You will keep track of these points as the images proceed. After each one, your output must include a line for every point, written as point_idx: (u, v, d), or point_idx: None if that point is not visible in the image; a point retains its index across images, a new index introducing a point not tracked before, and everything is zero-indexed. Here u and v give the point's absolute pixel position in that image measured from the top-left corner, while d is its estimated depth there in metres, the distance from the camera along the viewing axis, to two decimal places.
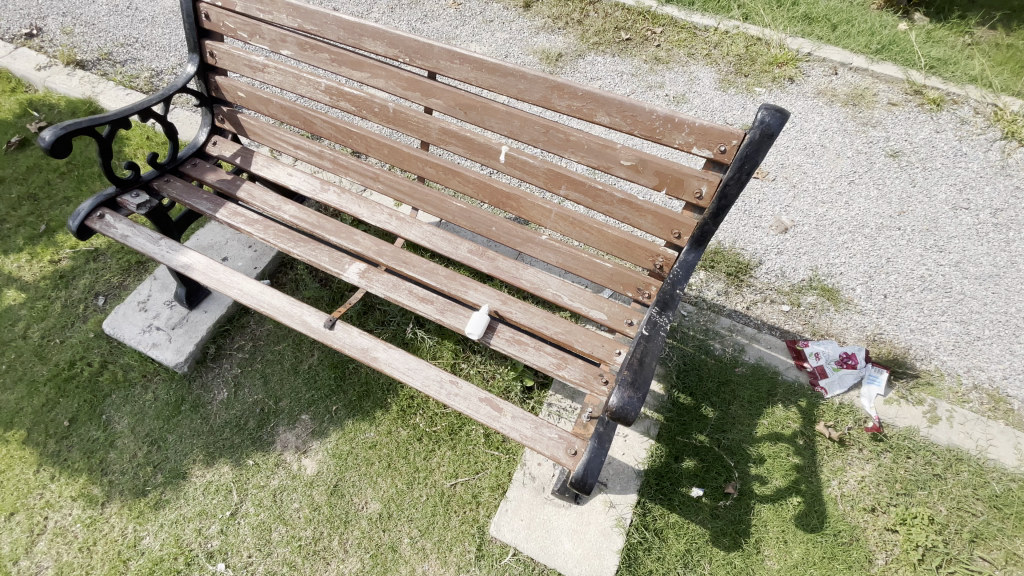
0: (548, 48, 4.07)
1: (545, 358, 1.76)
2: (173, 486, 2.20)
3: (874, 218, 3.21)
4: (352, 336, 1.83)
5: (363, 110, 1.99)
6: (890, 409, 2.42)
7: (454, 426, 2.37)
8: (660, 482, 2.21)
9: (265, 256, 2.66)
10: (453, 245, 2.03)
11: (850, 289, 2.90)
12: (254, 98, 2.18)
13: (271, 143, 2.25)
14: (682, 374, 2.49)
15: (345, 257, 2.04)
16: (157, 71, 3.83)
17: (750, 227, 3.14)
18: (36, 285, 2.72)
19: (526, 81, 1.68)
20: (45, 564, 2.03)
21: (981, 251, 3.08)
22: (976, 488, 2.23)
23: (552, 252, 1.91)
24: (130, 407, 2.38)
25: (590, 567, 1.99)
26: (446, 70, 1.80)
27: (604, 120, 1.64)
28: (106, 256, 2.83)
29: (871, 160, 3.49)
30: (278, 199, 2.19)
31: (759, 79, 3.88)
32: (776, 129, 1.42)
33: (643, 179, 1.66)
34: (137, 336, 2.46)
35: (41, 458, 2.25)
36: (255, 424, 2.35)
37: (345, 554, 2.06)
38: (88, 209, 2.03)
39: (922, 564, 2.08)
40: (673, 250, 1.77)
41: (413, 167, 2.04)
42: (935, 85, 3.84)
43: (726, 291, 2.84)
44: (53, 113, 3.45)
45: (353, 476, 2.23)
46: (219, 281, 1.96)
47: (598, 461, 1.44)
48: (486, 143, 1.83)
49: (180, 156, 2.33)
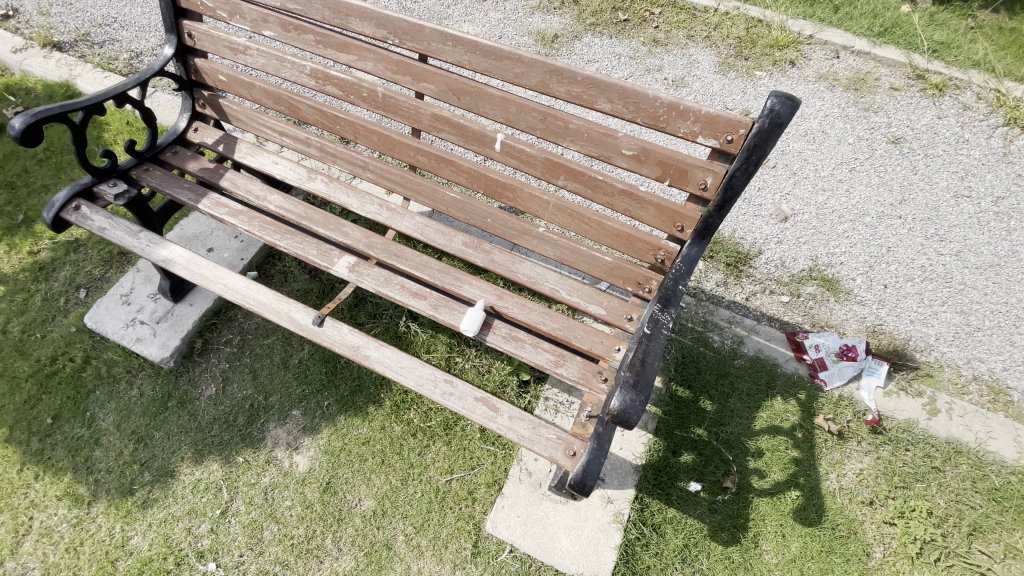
0: (543, 29, 3.93)
1: (543, 356, 1.71)
2: (161, 485, 2.15)
3: (875, 207, 3.16)
4: (341, 334, 1.77)
5: (351, 95, 1.90)
6: (890, 401, 2.40)
7: (449, 420, 2.32)
8: (657, 476, 2.18)
9: (251, 247, 2.57)
10: (447, 237, 1.96)
11: (850, 280, 2.86)
12: (235, 82, 2.07)
13: (255, 130, 2.15)
14: (680, 366, 2.45)
15: (334, 250, 1.96)
16: (137, 52, 3.67)
17: (750, 216, 3.08)
18: (14, 278, 2.62)
19: (523, 65, 1.59)
20: (32, 565, 1.99)
21: (982, 240, 3.04)
22: (974, 481, 2.22)
23: (549, 245, 1.85)
24: (115, 404, 2.32)
25: (588, 563, 1.97)
26: (438, 52, 1.71)
27: (604, 107, 1.56)
28: (87, 247, 2.72)
29: (872, 147, 3.42)
30: (263, 188, 2.10)
31: (759, 63, 3.78)
32: (786, 118, 1.35)
33: (645, 169, 1.59)
34: (120, 331, 2.38)
35: (24, 457, 2.19)
36: (244, 420, 2.29)
37: (339, 553, 2.03)
38: (63, 199, 1.94)
39: (920, 557, 2.08)
40: (675, 243, 1.71)
41: (404, 155, 1.95)
42: (938, 70, 3.76)
43: (725, 282, 2.79)
44: (29, 97, 3.31)
45: (346, 473, 2.19)
46: (203, 276, 1.88)
47: (597, 463, 1.39)
48: (481, 130, 1.74)
49: (160, 144, 2.23)
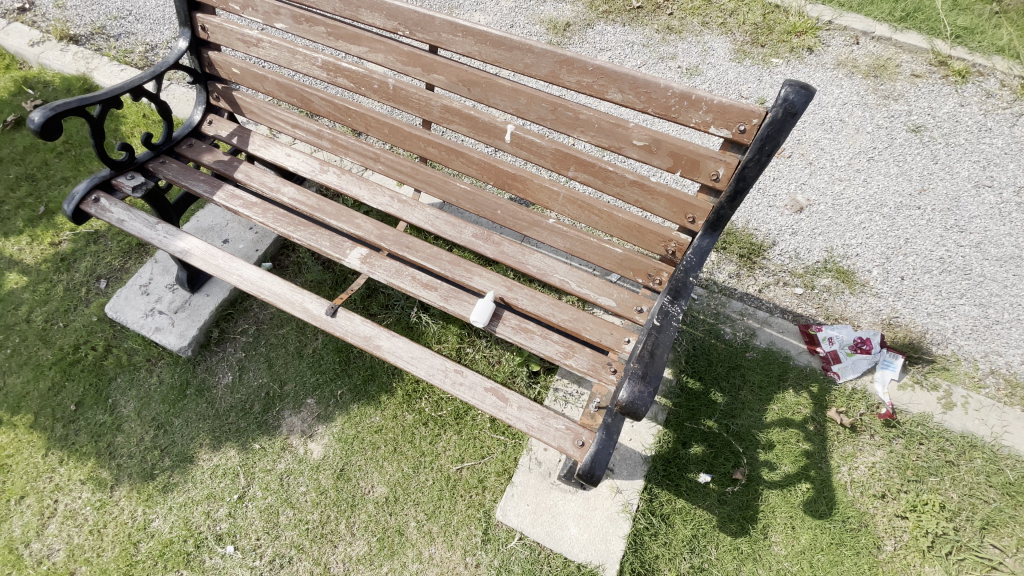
0: (555, 17, 3.89)
1: (552, 347, 1.72)
2: (181, 470, 2.21)
3: (893, 197, 3.10)
4: (354, 324, 1.79)
5: (362, 87, 1.90)
6: (904, 394, 2.38)
7: (459, 410, 2.35)
8: (667, 468, 2.19)
9: (266, 238, 2.60)
10: (457, 229, 1.97)
11: (866, 271, 2.81)
12: (248, 75, 2.09)
13: (267, 122, 2.17)
14: (691, 358, 2.44)
15: (346, 242, 1.98)
16: (152, 45, 3.71)
17: (764, 207, 3.04)
18: (37, 268, 2.69)
19: (533, 55, 1.58)
20: (57, 546, 2.06)
21: (1003, 231, 2.97)
22: (989, 475, 2.20)
23: (560, 237, 1.84)
24: (135, 391, 2.38)
25: (596, 552, 1.99)
26: (448, 43, 1.70)
27: (615, 97, 1.55)
28: (106, 239, 2.78)
29: (892, 135, 3.34)
30: (277, 180, 2.13)
31: (776, 49, 3.70)
32: (801, 107, 1.34)
33: (656, 160, 1.58)
34: (140, 321, 2.44)
35: (49, 443, 2.26)
36: (260, 408, 2.34)
37: (352, 538, 2.07)
38: (82, 192, 1.98)
39: (931, 551, 2.07)
40: (686, 234, 1.70)
41: (414, 147, 1.96)
42: (961, 55, 3.66)
43: (738, 273, 2.77)
44: (48, 90, 3.37)
45: (359, 460, 2.23)
46: (218, 267, 1.91)
47: (606, 453, 1.40)
48: (491, 121, 1.74)
49: (175, 137, 2.26)
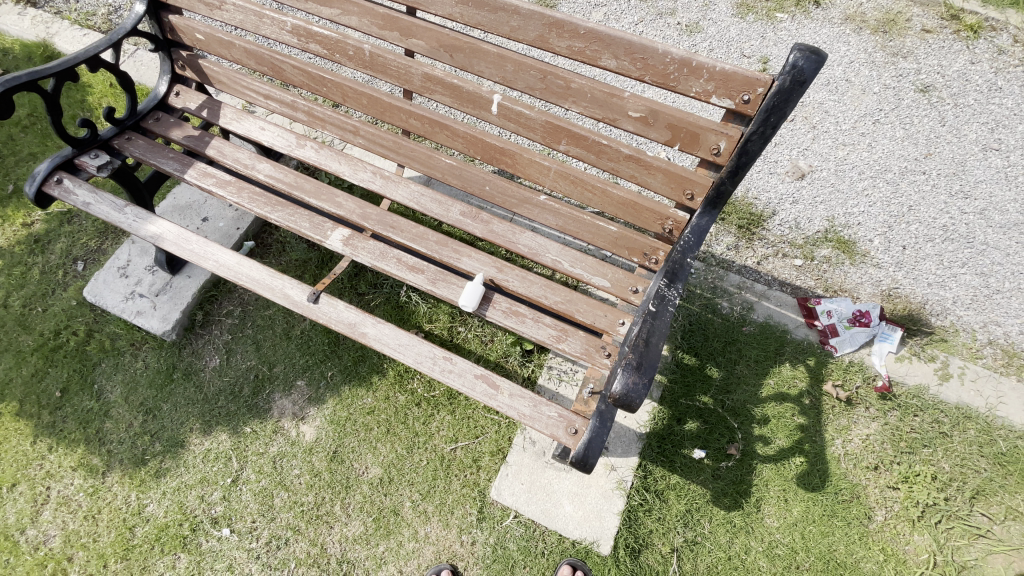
0: None
1: (543, 330, 1.66)
2: (172, 455, 2.19)
3: (898, 162, 2.99)
4: (338, 310, 1.72)
5: (336, 54, 1.76)
6: (901, 366, 2.36)
7: (452, 390, 2.32)
8: (661, 444, 2.18)
9: (246, 216, 2.49)
10: (444, 207, 1.87)
11: (867, 241, 2.74)
12: (214, 41, 1.93)
13: (238, 93, 2.03)
14: (688, 334, 2.40)
15: (327, 223, 1.89)
16: (116, 7, 3.46)
17: (764, 174, 2.93)
18: (11, 251, 2.58)
19: (520, 17, 1.45)
20: (52, 533, 2.06)
21: (1009, 196, 2.89)
22: (981, 446, 2.21)
23: (551, 214, 1.75)
24: (121, 376, 2.33)
25: (591, 528, 2.01)
26: (427, 4, 1.56)
27: (610, 64, 1.43)
28: (80, 218, 2.67)
29: (899, 96, 3.20)
30: (251, 156, 2.00)
31: (781, 3, 3.49)
32: (810, 75, 1.24)
33: (653, 133, 1.47)
34: (120, 304, 2.36)
35: (36, 430, 2.23)
36: (250, 391, 2.30)
37: (348, 518, 2.08)
38: (43, 173, 1.86)
39: (921, 520, 2.10)
40: (685, 212, 1.61)
41: (396, 119, 1.84)
42: (974, 8, 3.47)
43: (736, 245, 2.69)
44: (7, 59, 3.16)
45: (352, 442, 2.21)
46: (194, 252, 1.82)
47: (600, 440, 1.37)
48: (476, 91, 1.62)
49: (140, 110, 2.11)
